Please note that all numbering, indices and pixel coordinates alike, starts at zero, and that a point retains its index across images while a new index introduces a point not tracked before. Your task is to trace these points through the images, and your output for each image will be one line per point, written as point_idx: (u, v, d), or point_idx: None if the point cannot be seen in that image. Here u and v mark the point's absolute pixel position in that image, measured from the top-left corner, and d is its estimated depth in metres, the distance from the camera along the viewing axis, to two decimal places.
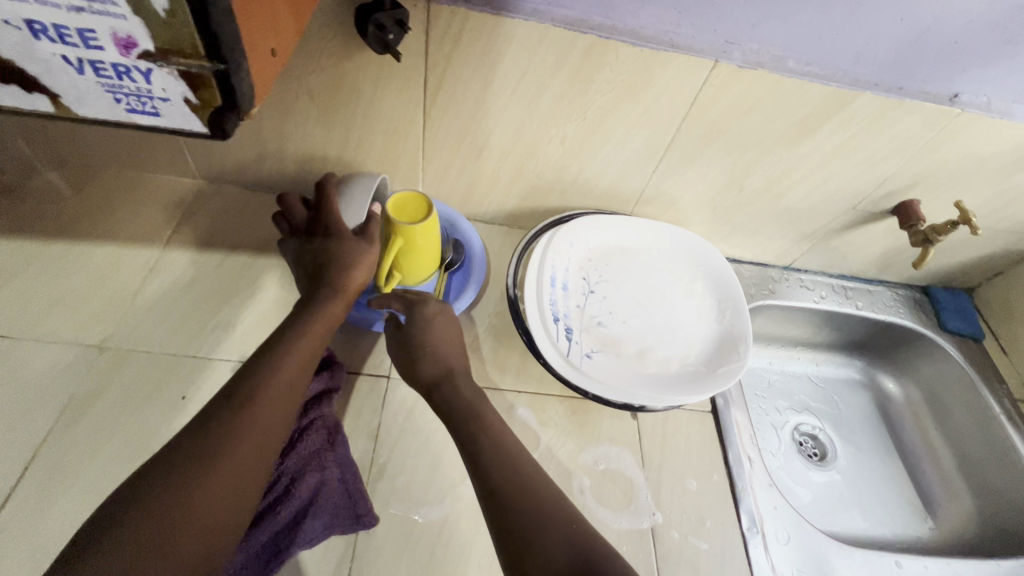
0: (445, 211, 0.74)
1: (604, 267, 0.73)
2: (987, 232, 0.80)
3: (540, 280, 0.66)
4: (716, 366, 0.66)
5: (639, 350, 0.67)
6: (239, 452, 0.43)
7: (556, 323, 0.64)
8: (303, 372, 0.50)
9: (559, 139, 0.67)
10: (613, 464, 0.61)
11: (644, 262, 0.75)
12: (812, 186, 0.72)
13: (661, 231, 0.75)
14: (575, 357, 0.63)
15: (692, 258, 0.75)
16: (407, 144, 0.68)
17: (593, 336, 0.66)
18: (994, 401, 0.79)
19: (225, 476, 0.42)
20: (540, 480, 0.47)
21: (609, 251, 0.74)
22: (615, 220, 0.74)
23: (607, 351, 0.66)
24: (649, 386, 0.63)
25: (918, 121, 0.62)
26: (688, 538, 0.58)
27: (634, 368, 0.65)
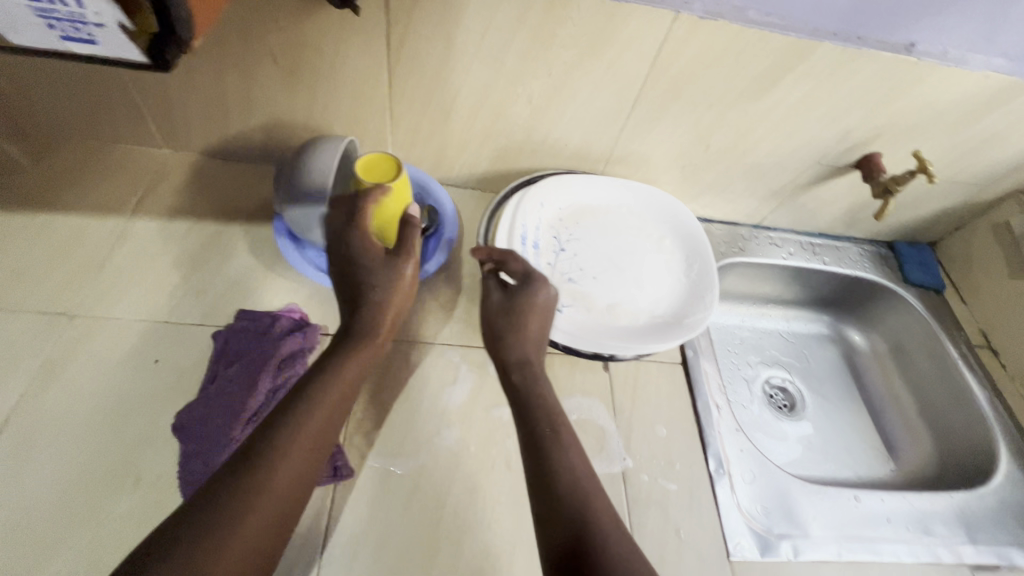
0: (416, 174, 0.74)
1: (575, 226, 0.75)
2: (947, 184, 0.82)
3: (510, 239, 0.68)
4: (684, 316, 0.68)
5: (610, 304, 0.68)
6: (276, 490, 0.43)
7: None
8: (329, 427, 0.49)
9: (527, 98, 0.67)
10: (586, 414, 0.63)
11: (614, 221, 0.76)
12: (777, 141, 0.74)
13: (631, 189, 0.77)
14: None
15: (662, 216, 0.76)
16: (375, 105, 0.68)
17: (565, 291, 0.68)
18: (952, 345, 0.83)
19: (259, 520, 0.42)
20: (581, 469, 0.49)
21: (579, 211, 0.75)
22: (585, 179, 0.75)
23: (578, 306, 0.67)
24: (620, 337, 0.65)
25: (876, 70, 0.63)
26: (657, 480, 0.60)
27: (606, 322, 0.67)
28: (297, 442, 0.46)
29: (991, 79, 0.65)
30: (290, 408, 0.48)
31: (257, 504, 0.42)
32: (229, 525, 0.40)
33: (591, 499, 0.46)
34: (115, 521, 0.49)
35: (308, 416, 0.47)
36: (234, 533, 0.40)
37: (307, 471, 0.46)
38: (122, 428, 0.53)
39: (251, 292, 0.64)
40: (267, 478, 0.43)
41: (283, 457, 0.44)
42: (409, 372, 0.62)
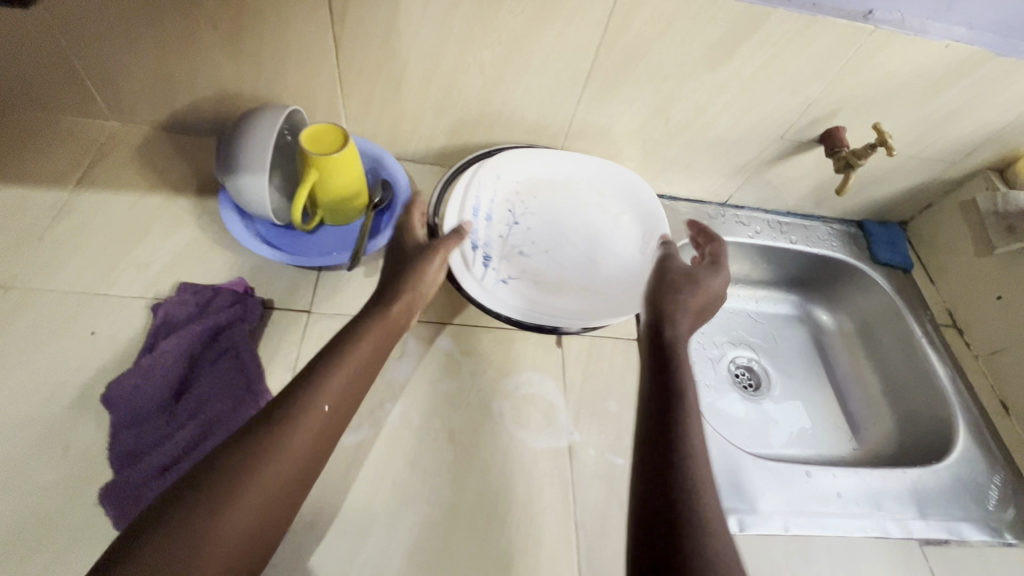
0: (371, 148, 0.73)
1: (531, 199, 0.74)
2: (913, 160, 0.81)
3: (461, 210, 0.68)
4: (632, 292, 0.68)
5: (559, 278, 0.68)
6: (276, 469, 0.42)
7: (474, 251, 0.66)
8: (347, 396, 0.49)
9: (478, 68, 0.65)
10: (535, 389, 0.62)
11: (572, 194, 0.76)
12: (737, 114, 0.72)
13: (594, 161, 0.76)
14: (490, 283, 0.65)
15: (624, 191, 0.76)
16: (324, 75, 0.66)
17: (513, 264, 0.68)
18: (917, 325, 0.83)
19: (254, 500, 0.41)
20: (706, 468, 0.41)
21: (537, 184, 0.75)
22: (546, 152, 0.75)
23: (525, 279, 0.68)
24: (563, 312, 0.65)
25: (833, 40, 0.62)
26: (604, 454, 0.59)
27: (552, 295, 0.67)
28: (315, 409, 0.46)
29: (951, 49, 0.64)
30: (313, 368, 0.48)
31: (260, 472, 0.41)
32: (238, 483, 0.40)
33: (701, 481, 0.40)
34: (41, 491, 0.48)
35: (328, 382, 0.48)
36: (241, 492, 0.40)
37: (321, 437, 0.46)
38: (53, 399, 0.52)
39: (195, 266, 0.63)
40: (281, 440, 0.43)
41: (291, 428, 0.44)
42: None
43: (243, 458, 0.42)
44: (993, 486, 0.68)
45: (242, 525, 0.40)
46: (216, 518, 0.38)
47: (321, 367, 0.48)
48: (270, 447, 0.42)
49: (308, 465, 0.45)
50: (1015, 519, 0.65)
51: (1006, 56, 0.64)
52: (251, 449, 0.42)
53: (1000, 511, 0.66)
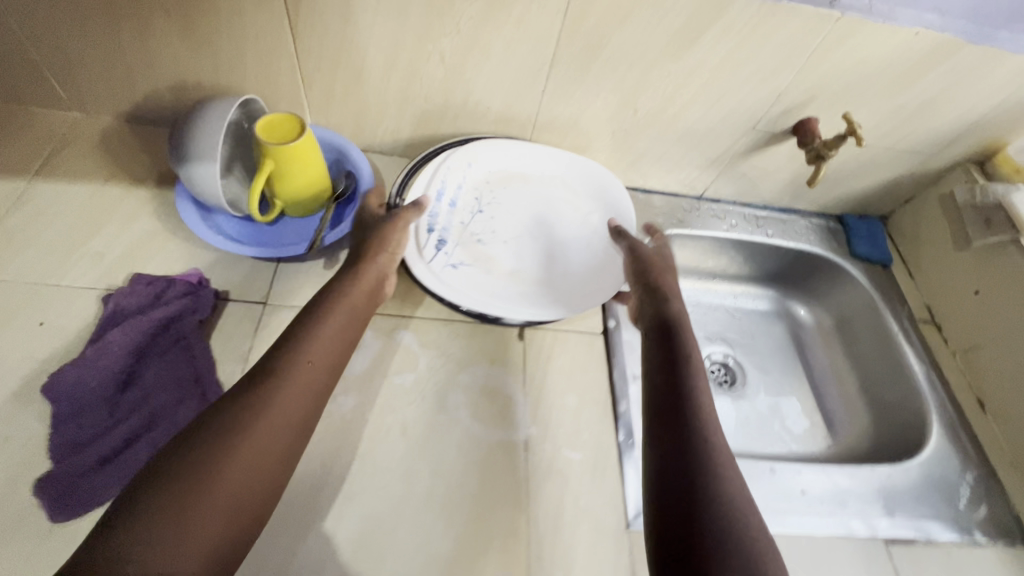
0: (336, 139, 0.72)
1: (501, 189, 0.75)
2: (890, 152, 0.79)
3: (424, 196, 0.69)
4: (586, 292, 0.68)
5: (512, 268, 0.69)
6: (258, 429, 0.42)
7: (429, 233, 0.67)
8: (331, 360, 0.49)
9: (439, 57, 0.64)
10: (492, 383, 0.62)
11: (543, 190, 0.76)
12: (706, 105, 0.71)
13: (571, 160, 0.76)
14: (438, 266, 0.65)
15: (596, 189, 0.76)
16: (283, 65, 0.65)
17: (468, 250, 0.68)
18: (893, 319, 0.81)
19: (238, 460, 0.41)
20: (723, 452, 0.45)
21: (510, 176, 0.75)
22: (524, 146, 0.75)
23: (477, 266, 0.68)
24: (507, 301, 0.65)
25: (798, 27, 0.61)
26: (561, 449, 0.58)
27: (501, 284, 0.67)
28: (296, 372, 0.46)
29: (922, 36, 0.62)
30: (289, 337, 0.49)
31: (247, 433, 0.42)
32: (227, 445, 0.41)
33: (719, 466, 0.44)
34: None
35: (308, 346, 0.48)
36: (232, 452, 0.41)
37: (308, 400, 0.46)
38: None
39: (151, 257, 0.62)
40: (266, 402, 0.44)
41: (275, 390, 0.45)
42: None
43: (231, 422, 0.42)
44: (965, 485, 0.67)
45: (229, 485, 0.40)
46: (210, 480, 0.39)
47: (300, 335, 0.49)
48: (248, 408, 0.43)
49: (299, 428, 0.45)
50: (985, 518, 0.64)
51: (979, 43, 0.63)
52: (231, 413, 0.43)
53: (970, 510, 0.65)
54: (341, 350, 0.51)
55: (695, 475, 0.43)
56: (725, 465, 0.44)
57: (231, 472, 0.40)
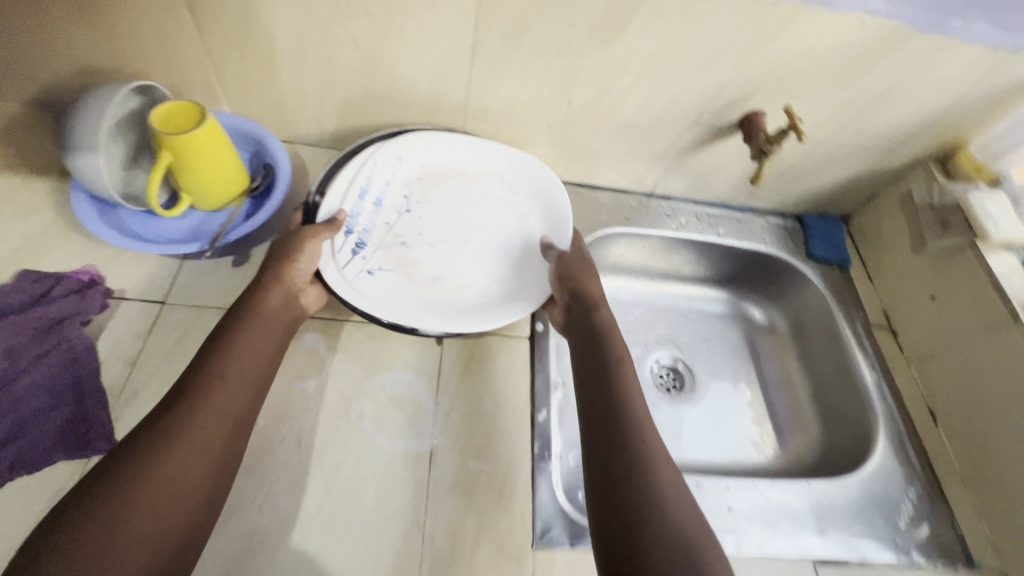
0: (252, 128, 0.68)
1: (433, 187, 0.70)
2: (845, 148, 0.75)
3: (346, 193, 0.64)
4: (511, 302, 0.63)
5: (436, 275, 0.64)
6: (175, 461, 0.41)
7: (346, 235, 0.62)
8: (249, 375, 0.48)
9: (352, 43, 0.60)
10: (402, 389, 0.58)
11: (479, 187, 0.72)
12: (644, 97, 0.67)
13: (511, 155, 0.72)
14: (352, 271, 0.61)
15: (537, 188, 0.71)
16: (188, 51, 0.61)
17: (389, 253, 0.64)
18: (847, 325, 0.77)
19: (156, 496, 0.39)
20: (666, 469, 0.45)
21: (444, 172, 0.71)
22: (461, 139, 0.71)
23: (398, 271, 0.63)
24: (425, 311, 0.61)
25: (732, 13, 0.57)
26: (468, 460, 0.55)
27: (421, 292, 0.63)
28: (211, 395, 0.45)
29: (865, 23, 0.58)
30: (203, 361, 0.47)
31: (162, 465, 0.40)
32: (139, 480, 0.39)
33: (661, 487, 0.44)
34: None
35: (225, 366, 0.47)
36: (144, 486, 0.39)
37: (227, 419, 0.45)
38: None
39: (44, 252, 0.59)
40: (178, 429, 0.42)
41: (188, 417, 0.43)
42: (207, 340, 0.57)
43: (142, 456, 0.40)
44: (908, 502, 0.63)
45: (147, 522, 0.38)
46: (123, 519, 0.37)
47: (214, 356, 0.47)
48: (157, 442, 0.41)
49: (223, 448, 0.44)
50: (926, 538, 0.61)
51: (928, 32, 0.58)
52: (140, 451, 0.40)
53: (911, 529, 0.62)
54: (262, 367, 0.49)
55: (645, 499, 0.43)
56: (668, 482, 0.44)
57: (150, 511, 0.39)
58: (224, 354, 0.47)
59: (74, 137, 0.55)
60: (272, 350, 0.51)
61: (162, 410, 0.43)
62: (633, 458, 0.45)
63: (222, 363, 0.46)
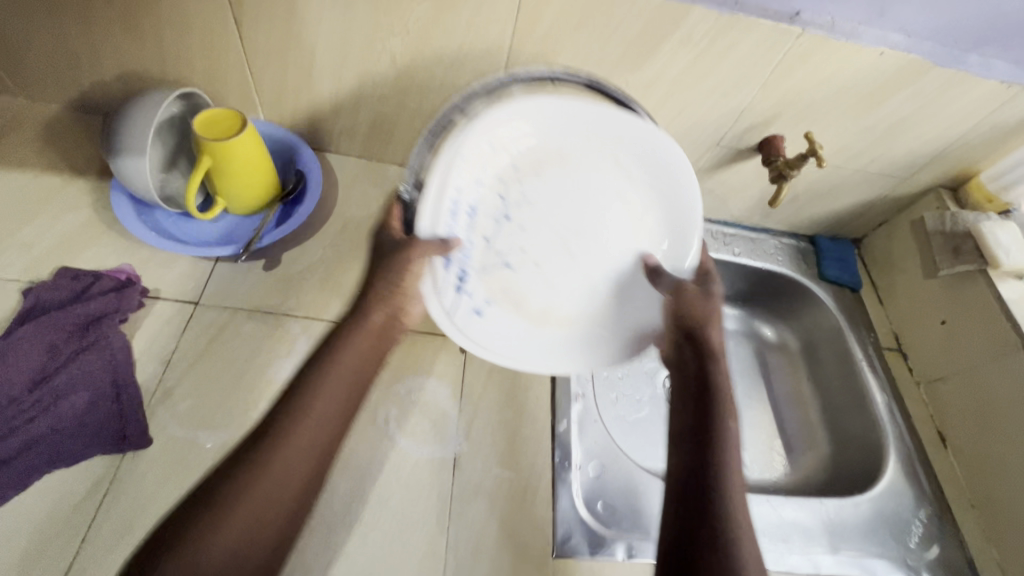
0: (286, 136, 0.70)
1: (535, 177, 0.54)
2: (859, 173, 0.77)
3: (437, 205, 0.50)
4: (625, 334, 0.57)
5: (546, 306, 0.56)
6: (259, 490, 0.41)
7: (446, 269, 0.52)
8: (337, 405, 0.46)
9: (389, 58, 0.62)
10: (427, 396, 0.60)
11: (593, 174, 0.55)
12: (668, 118, 0.69)
13: (637, 133, 0.53)
14: (461, 316, 0.54)
15: (667, 179, 0.54)
16: (230, 60, 0.63)
17: (493, 282, 0.55)
18: (859, 347, 0.79)
19: (217, 553, 0.39)
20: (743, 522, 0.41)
21: (549, 154, 0.54)
22: (573, 111, 0.51)
23: (505, 302, 0.56)
24: (536, 354, 0.56)
25: (758, 42, 0.59)
26: (490, 468, 0.56)
27: (533, 327, 0.57)
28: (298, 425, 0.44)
29: (886, 56, 0.60)
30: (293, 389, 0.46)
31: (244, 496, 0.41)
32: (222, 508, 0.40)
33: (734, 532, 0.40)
34: None
35: (314, 394, 0.45)
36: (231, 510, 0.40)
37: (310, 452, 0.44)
38: None
39: (82, 250, 0.61)
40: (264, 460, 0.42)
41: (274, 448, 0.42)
42: (239, 341, 0.58)
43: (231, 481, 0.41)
44: (918, 523, 0.65)
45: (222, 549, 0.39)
46: (207, 539, 0.39)
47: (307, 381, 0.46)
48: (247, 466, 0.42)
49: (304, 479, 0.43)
50: (936, 559, 0.63)
51: (946, 66, 0.61)
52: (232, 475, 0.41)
53: (921, 550, 0.63)
54: (352, 397, 0.47)
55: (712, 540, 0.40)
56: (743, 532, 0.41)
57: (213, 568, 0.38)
58: (315, 380, 0.46)
59: (119, 139, 0.57)
60: (362, 376, 0.48)
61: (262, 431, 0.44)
62: (713, 536, 0.40)
63: (312, 392, 0.45)
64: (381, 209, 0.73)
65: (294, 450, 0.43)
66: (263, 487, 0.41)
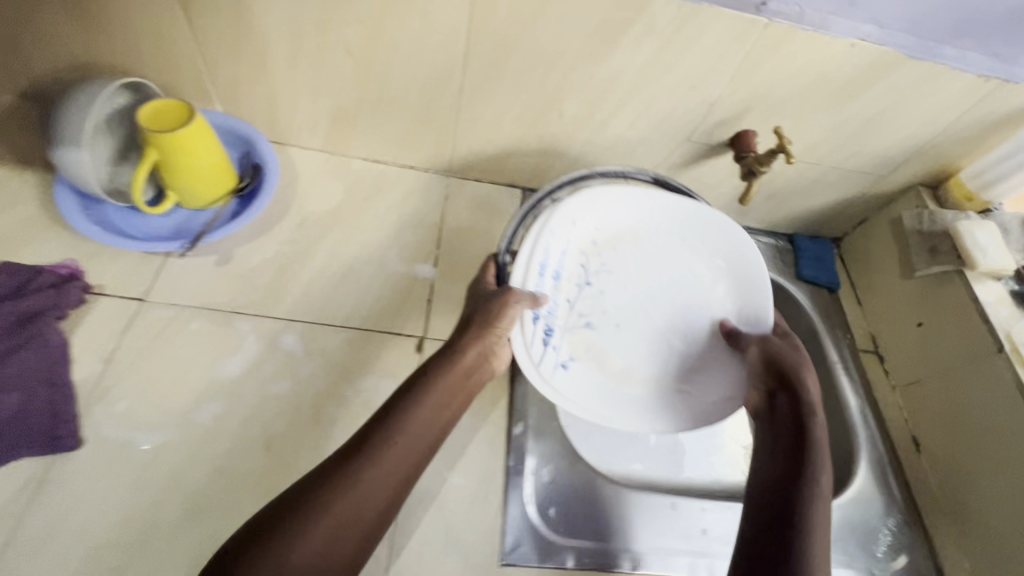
0: (243, 128, 0.69)
1: (610, 252, 0.66)
2: (837, 170, 0.75)
3: (528, 264, 0.60)
4: (710, 394, 0.60)
5: (627, 366, 0.61)
6: (350, 497, 0.42)
7: (534, 322, 0.58)
8: (427, 428, 0.48)
9: (344, 48, 0.60)
10: (377, 398, 0.58)
11: (655, 251, 0.66)
12: (635, 112, 0.67)
13: (691, 218, 0.66)
14: (547, 367, 0.57)
15: (721, 252, 0.66)
16: (181, 50, 0.61)
17: (576, 339, 0.61)
18: (833, 349, 0.77)
19: (302, 557, 0.39)
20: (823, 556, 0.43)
21: (623, 233, 0.66)
22: (637, 199, 0.65)
23: (588, 359, 0.61)
24: (622, 408, 0.59)
25: (724, 32, 0.57)
26: (439, 472, 0.55)
27: (615, 386, 0.60)
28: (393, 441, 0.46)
29: (858, 48, 0.58)
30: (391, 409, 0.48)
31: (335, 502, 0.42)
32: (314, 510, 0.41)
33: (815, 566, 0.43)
34: None
35: (409, 414, 0.48)
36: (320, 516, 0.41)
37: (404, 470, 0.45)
38: None
39: (25, 245, 0.59)
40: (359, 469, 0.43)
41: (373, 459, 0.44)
42: (184, 339, 0.57)
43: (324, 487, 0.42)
44: (886, 531, 0.64)
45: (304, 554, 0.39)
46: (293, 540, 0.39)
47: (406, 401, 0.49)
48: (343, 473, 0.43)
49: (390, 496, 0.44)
50: (902, 569, 0.62)
51: (921, 59, 0.59)
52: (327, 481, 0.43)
53: (888, 559, 0.62)
54: (442, 422, 0.49)
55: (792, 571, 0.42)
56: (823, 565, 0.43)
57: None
58: (411, 401, 0.49)
59: (58, 130, 0.55)
60: (452, 407, 0.51)
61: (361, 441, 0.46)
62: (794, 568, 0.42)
63: (408, 412, 0.48)
64: (341, 205, 0.71)
65: (383, 470, 0.45)
66: (354, 495, 0.42)
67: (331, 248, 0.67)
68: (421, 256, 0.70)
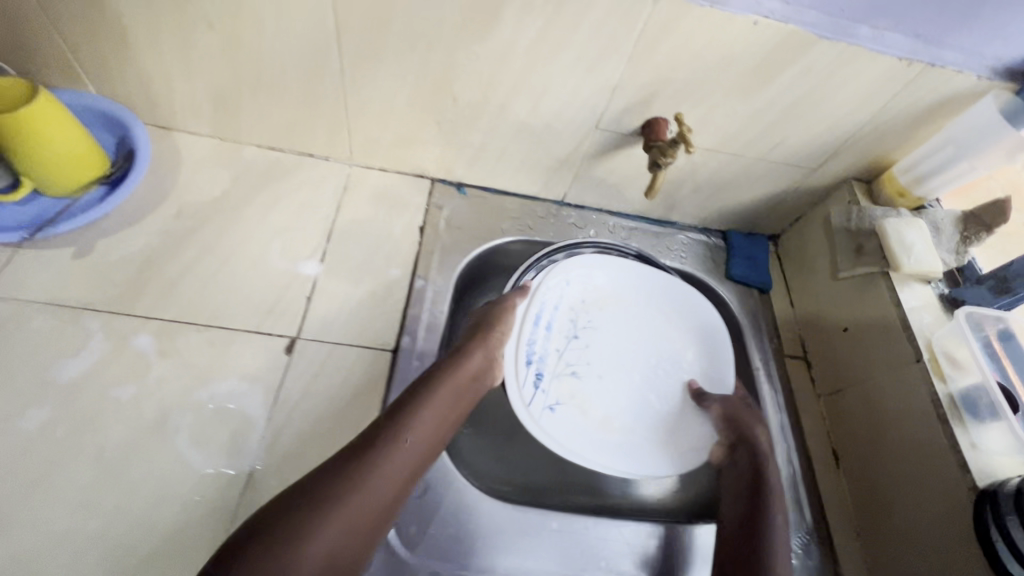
0: (115, 112, 0.65)
1: (596, 312, 0.71)
2: (762, 163, 0.70)
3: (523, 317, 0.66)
4: (679, 446, 0.64)
5: (607, 415, 0.64)
6: (358, 495, 0.44)
7: (527, 367, 0.64)
8: (436, 431, 0.50)
9: (207, 24, 0.55)
10: (232, 403, 0.54)
11: (635, 312, 0.71)
12: (534, 96, 0.62)
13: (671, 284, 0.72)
14: (537, 409, 0.62)
15: (697, 315, 0.71)
16: (31, 26, 0.56)
17: (564, 386, 0.65)
18: (756, 352, 0.72)
19: (317, 552, 0.41)
20: None
21: (609, 295, 0.72)
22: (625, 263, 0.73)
23: (575, 406, 0.64)
24: (602, 452, 0.62)
25: (610, 7, 0.51)
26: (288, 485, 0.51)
27: (598, 433, 0.63)
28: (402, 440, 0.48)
29: (762, 26, 0.53)
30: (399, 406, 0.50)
31: (344, 501, 0.43)
32: (322, 506, 0.43)
33: None
34: None
35: (421, 415, 0.50)
36: (330, 512, 0.42)
37: (410, 473, 0.47)
38: None
39: None
40: (372, 466, 0.45)
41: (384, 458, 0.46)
42: (23, 338, 0.53)
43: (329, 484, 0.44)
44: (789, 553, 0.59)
45: (317, 548, 0.41)
46: (307, 532, 0.41)
47: (418, 399, 0.51)
48: (353, 469, 0.45)
49: (396, 498, 0.46)
50: None
51: (833, 38, 0.53)
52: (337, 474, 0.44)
53: None
54: (447, 425, 0.52)
55: None
56: None
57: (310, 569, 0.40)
58: (421, 402, 0.50)
59: None
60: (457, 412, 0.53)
61: (369, 435, 0.48)
62: None
63: (418, 412, 0.50)
64: (224, 194, 0.67)
65: (395, 465, 0.47)
66: (365, 493, 0.44)
67: (205, 241, 0.63)
68: (306, 251, 0.65)
